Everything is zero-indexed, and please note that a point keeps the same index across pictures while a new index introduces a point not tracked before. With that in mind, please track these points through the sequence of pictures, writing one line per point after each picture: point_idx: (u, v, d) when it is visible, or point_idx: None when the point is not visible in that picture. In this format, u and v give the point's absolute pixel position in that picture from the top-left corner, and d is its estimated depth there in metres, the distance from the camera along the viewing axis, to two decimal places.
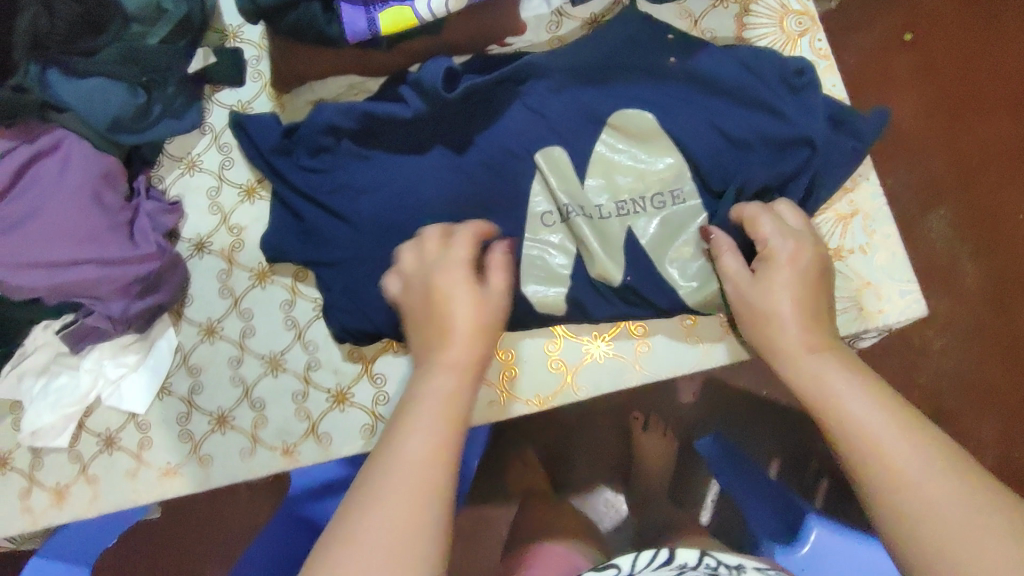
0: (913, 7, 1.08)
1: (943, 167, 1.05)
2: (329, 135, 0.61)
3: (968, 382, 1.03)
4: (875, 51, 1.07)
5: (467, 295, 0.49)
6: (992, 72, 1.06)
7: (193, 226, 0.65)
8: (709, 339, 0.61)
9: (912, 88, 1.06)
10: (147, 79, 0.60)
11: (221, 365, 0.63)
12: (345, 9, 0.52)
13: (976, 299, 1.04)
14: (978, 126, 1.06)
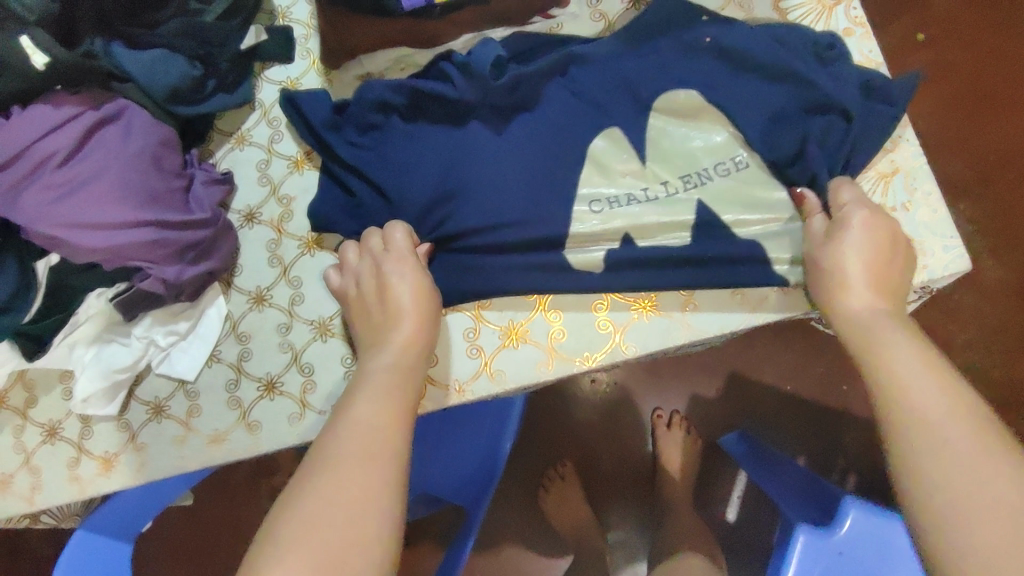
0: (926, 8, 1.09)
1: (960, 164, 1.07)
2: (378, 111, 0.62)
3: (990, 379, 1.03)
4: (889, 53, 1.09)
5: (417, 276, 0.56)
6: (1006, 69, 1.08)
7: (243, 198, 0.67)
8: (755, 299, 0.61)
9: (928, 87, 1.08)
10: (203, 53, 0.64)
11: (270, 332, 0.64)
12: None
13: (997, 294, 1.04)
14: (995, 123, 1.07)
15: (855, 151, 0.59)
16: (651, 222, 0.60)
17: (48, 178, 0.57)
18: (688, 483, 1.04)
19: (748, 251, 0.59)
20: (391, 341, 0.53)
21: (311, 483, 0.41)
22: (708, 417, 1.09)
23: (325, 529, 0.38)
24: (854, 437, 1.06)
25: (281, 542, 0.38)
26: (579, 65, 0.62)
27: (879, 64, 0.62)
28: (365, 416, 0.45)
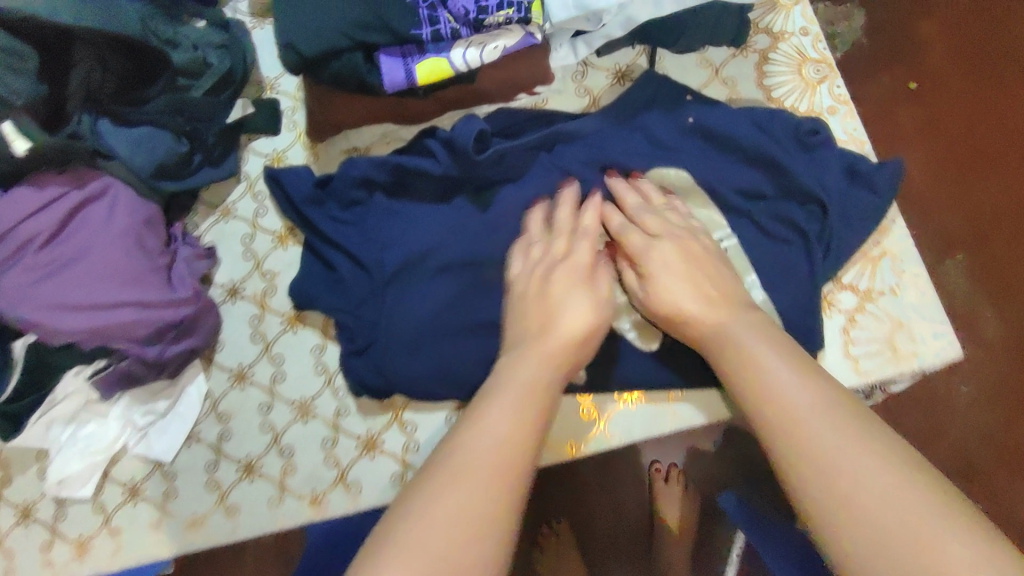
0: (917, 60, 1.10)
1: (954, 217, 1.06)
2: (361, 188, 0.62)
3: (992, 436, 1.01)
4: (881, 102, 1.09)
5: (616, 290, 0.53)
6: (994, 123, 1.08)
7: (227, 272, 0.66)
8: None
9: (920, 138, 1.08)
10: (190, 128, 0.63)
11: (251, 412, 0.63)
12: (385, 60, 0.56)
13: (997, 348, 1.03)
14: (987, 176, 1.07)
15: (844, 231, 0.58)
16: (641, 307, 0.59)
17: (31, 259, 0.56)
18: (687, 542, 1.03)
19: None
20: (538, 349, 0.47)
21: (439, 495, 0.37)
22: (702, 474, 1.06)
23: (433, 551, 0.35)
24: None
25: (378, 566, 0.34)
26: (567, 141, 0.61)
27: (864, 141, 0.62)
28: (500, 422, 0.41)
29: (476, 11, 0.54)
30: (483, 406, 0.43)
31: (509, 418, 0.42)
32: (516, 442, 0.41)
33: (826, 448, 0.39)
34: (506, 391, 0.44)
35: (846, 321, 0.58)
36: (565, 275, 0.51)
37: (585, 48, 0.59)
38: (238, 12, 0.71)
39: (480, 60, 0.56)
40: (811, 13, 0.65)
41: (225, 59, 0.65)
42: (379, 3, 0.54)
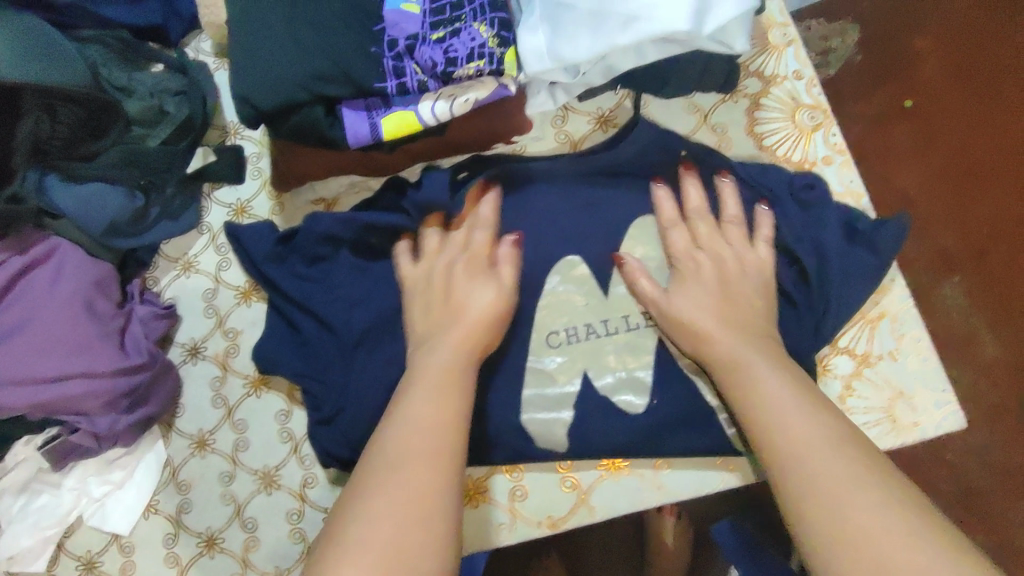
0: (914, 74, 1.04)
1: (952, 237, 1.01)
2: (327, 244, 0.59)
3: (995, 464, 0.96)
4: (873, 121, 1.05)
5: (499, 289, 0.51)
6: (996, 139, 1.02)
7: (188, 330, 0.63)
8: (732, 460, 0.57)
9: (915, 157, 1.03)
10: (146, 181, 0.60)
11: (212, 482, 0.59)
12: (348, 115, 0.52)
13: (998, 371, 0.97)
14: (988, 194, 1.01)
15: (844, 291, 0.54)
16: (628, 375, 0.55)
17: None
18: None
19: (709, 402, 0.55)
20: (445, 335, 0.48)
21: (367, 500, 0.38)
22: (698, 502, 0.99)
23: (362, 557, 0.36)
24: None
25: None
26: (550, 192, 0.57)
27: (862, 194, 0.58)
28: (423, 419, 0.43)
29: (445, 63, 0.50)
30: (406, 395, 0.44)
31: (434, 411, 0.43)
32: (432, 432, 0.42)
33: (827, 479, 0.39)
34: (420, 384, 0.45)
35: (843, 389, 0.55)
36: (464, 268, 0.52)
37: (564, 94, 0.55)
38: (201, 52, 0.69)
39: (450, 113, 0.53)
40: (805, 55, 0.61)
41: (182, 107, 0.62)
42: (341, 56, 0.51)
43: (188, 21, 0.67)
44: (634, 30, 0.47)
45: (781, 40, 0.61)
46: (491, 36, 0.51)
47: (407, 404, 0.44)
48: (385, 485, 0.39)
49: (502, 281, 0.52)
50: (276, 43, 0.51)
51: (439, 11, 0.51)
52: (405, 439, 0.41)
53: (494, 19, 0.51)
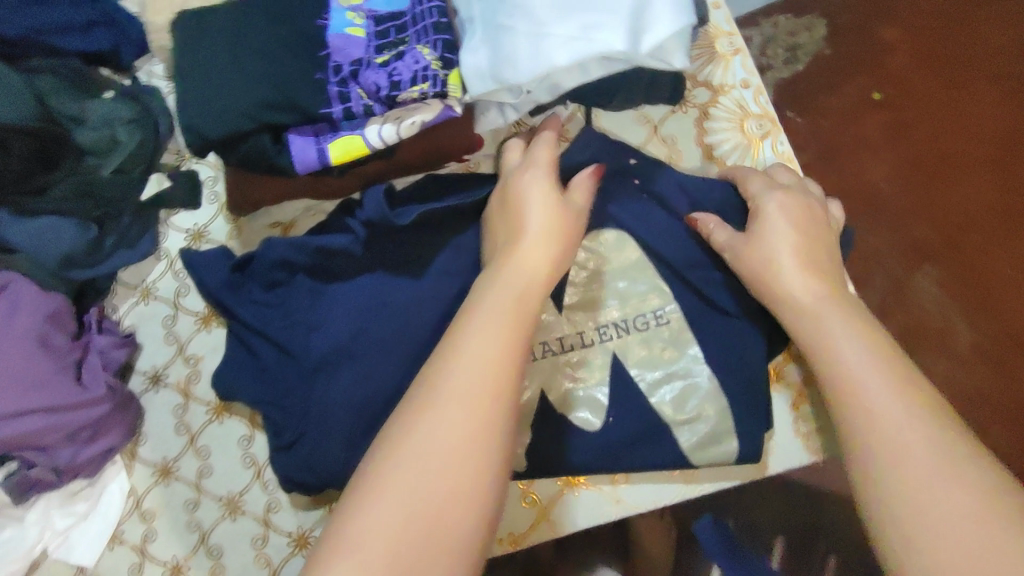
0: (882, 67, 1.02)
1: (925, 228, 0.99)
2: (282, 270, 0.59)
3: None
4: (846, 113, 1.02)
5: (547, 199, 0.51)
6: (962, 130, 1.01)
7: (148, 358, 0.63)
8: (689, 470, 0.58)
9: (886, 149, 1.01)
10: (100, 212, 0.60)
11: (177, 510, 0.60)
12: (295, 141, 0.52)
13: (972, 360, 0.97)
14: (957, 183, 1.00)
15: None
16: (586, 386, 0.56)
17: None
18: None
19: (663, 417, 0.56)
20: (515, 249, 0.49)
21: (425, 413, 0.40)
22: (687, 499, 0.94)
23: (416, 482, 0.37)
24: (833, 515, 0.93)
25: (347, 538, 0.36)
26: None
27: None
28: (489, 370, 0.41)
29: (389, 87, 0.51)
30: (482, 303, 0.46)
31: (497, 334, 0.43)
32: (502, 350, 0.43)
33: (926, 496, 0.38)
34: (494, 299, 0.46)
35: (795, 396, 0.59)
36: (524, 171, 0.53)
37: (514, 110, 0.55)
38: (154, 76, 0.67)
39: (398, 136, 0.53)
40: (751, 65, 0.63)
41: (135, 134, 0.61)
42: (286, 84, 0.51)
43: (139, 45, 0.66)
44: (571, 50, 0.48)
45: (727, 49, 0.62)
46: (434, 59, 0.51)
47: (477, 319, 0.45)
48: (446, 403, 0.40)
49: (568, 202, 0.52)
50: (221, 73, 0.51)
51: (383, 36, 0.53)
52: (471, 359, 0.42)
53: (438, 41, 0.51)
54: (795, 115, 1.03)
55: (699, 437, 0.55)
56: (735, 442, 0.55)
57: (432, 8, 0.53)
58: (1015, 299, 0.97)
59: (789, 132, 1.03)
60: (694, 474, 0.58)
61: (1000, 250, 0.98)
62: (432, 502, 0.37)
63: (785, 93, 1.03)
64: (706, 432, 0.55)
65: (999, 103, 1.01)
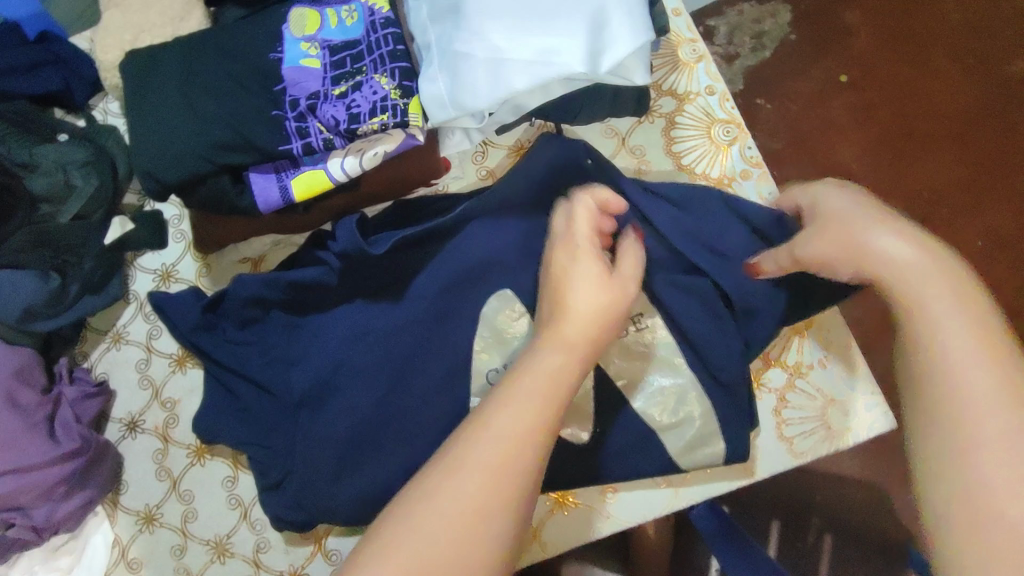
0: (848, 48, 1.01)
1: (898, 204, 0.98)
2: (255, 307, 0.58)
3: None
4: (814, 97, 1.00)
5: (594, 273, 0.45)
6: (928, 104, 1.00)
7: (124, 405, 0.62)
8: (678, 480, 0.58)
9: (856, 130, 1.00)
10: (60, 260, 0.58)
11: (165, 556, 0.59)
12: (257, 180, 0.52)
13: None
14: (926, 158, 0.99)
15: (770, 298, 0.55)
16: (575, 406, 0.55)
17: None
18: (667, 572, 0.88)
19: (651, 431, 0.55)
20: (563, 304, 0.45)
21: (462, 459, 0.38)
22: None
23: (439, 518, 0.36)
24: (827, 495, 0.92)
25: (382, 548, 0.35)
26: (482, 217, 0.57)
27: None
28: (534, 418, 0.39)
29: (347, 120, 0.50)
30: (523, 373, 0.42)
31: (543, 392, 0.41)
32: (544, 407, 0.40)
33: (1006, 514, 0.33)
34: (529, 378, 0.41)
35: (778, 400, 0.58)
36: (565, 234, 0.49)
37: (478, 133, 0.55)
38: (108, 113, 0.66)
39: (361, 167, 0.52)
40: (715, 70, 0.62)
41: (90, 178, 0.60)
42: (241, 123, 0.50)
43: (92, 83, 0.64)
44: (530, 74, 0.47)
45: (690, 56, 0.62)
46: (393, 88, 0.50)
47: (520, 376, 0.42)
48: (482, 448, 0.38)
49: (617, 274, 0.46)
50: (174, 116, 0.50)
51: (339, 66, 0.52)
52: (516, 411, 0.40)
53: (395, 69, 0.50)
54: (762, 101, 1.01)
55: (687, 451, 0.55)
56: (721, 443, 0.54)
57: (388, 35, 0.52)
58: (985, 270, 0.98)
59: (757, 120, 1.01)
60: (683, 483, 0.58)
61: (969, 220, 0.98)
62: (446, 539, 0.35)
63: (751, 79, 1.01)
64: (696, 442, 0.55)
65: (959, 78, 1.00)
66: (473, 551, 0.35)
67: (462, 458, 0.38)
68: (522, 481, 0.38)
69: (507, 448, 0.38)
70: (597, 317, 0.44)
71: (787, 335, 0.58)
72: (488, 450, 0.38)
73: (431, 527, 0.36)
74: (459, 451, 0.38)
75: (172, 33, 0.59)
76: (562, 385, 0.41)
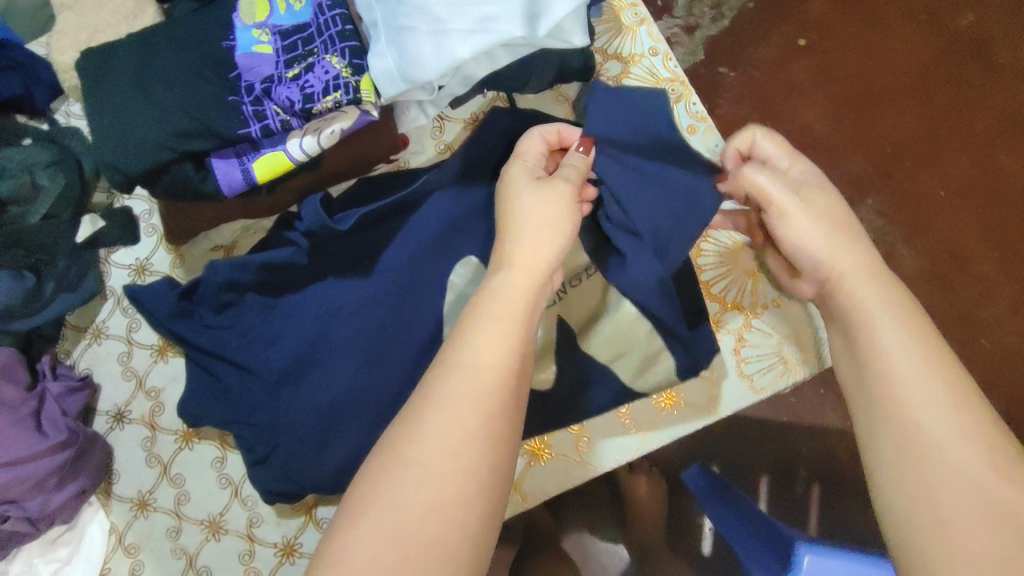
0: (800, 8, 0.89)
1: (863, 162, 0.88)
2: (230, 291, 0.59)
3: None
4: (774, 64, 0.89)
5: (545, 211, 0.48)
6: (885, 56, 0.89)
7: (109, 397, 0.63)
8: (645, 424, 0.61)
9: (815, 91, 0.89)
10: (33, 260, 0.60)
11: (160, 538, 0.61)
12: (219, 165, 0.54)
13: (919, 283, 0.88)
14: (885, 117, 0.89)
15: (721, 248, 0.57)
16: (537, 354, 0.58)
17: None
18: (661, 526, 0.89)
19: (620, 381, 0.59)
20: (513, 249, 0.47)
21: (438, 409, 0.39)
22: (669, 451, 0.93)
23: (424, 474, 0.37)
24: (812, 445, 0.92)
25: (367, 510, 0.37)
26: (442, 188, 0.59)
27: None
28: (486, 353, 0.42)
29: (302, 100, 0.51)
30: (477, 322, 0.44)
31: (502, 334, 0.43)
32: (506, 353, 0.42)
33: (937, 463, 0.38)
34: (487, 318, 0.44)
35: (737, 340, 0.61)
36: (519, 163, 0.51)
37: (433, 107, 0.58)
38: (72, 115, 0.67)
39: (320, 146, 0.54)
40: (656, 32, 0.66)
41: (57, 176, 0.62)
42: (200, 111, 0.52)
43: (51, 87, 0.65)
44: (472, 42, 0.49)
45: (632, 19, 0.65)
46: (344, 67, 0.51)
47: (482, 324, 0.43)
48: (456, 396, 0.40)
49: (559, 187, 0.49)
50: (132, 108, 0.52)
51: (291, 49, 0.53)
52: (478, 355, 0.42)
53: (345, 48, 0.52)
54: (725, 69, 0.89)
55: (636, 373, 0.59)
56: (670, 359, 0.57)
57: (335, 16, 0.53)
58: (946, 223, 0.88)
59: (718, 88, 0.89)
60: (651, 422, 0.61)
61: (932, 170, 0.89)
62: (427, 494, 0.37)
63: (712, 49, 0.89)
64: (660, 384, 0.58)
65: (913, 35, 0.89)
66: (453, 498, 0.37)
67: (429, 408, 0.40)
68: (484, 415, 0.40)
69: (465, 389, 0.40)
70: (550, 255, 0.47)
71: (743, 279, 0.62)
72: (447, 395, 0.40)
73: (402, 481, 0.37)
74: (419, 408, 0.40)
75: (126, 32, 0.60)
76: (516, 321, 0.44)
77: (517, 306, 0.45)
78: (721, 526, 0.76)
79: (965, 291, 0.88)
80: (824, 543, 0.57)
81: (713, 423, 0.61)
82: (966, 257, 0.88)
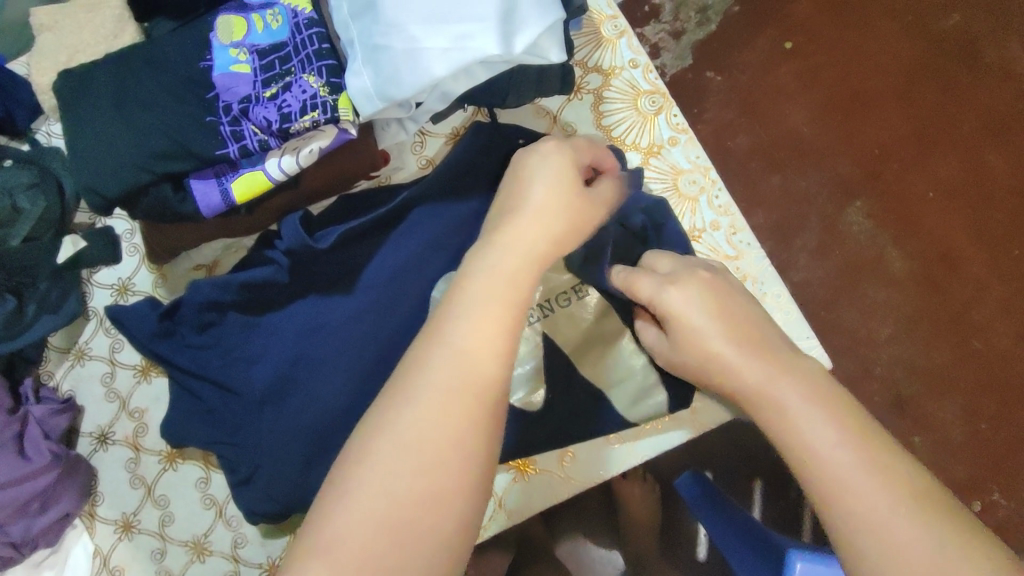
0: (787, 11, 0.89)
1: (852, 165, 0.89)
2: (212, 310, 0.58)
3: (926, 369, 0.87)
4: (761, 70, 0.89)
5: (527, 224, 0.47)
6: (873, 59, 0.89)
7: (91, 419, 0.63)
8: (630, 437, 0.61)
9: (802, 95, 0.89)
10: (15, 283, 0.60)
11: (145, 560, 0.61)
12: (198, 185, 0.54)
13: (910, 286, 0.88)
14: (874, 119, 0.89)
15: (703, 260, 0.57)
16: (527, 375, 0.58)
17: None
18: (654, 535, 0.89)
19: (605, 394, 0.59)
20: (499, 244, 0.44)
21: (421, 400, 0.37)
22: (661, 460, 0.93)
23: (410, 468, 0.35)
24: None
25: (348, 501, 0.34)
26: (423, 203, 0.59)
27: (709, 166, 0.65)
28: (475, 344, 0.39)
29: (280, 121, 0.51)
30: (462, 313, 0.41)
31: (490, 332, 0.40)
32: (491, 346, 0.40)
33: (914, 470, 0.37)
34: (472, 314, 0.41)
35: None
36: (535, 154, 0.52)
37: (413, 123, 0.57)
38: (52, 135, 0.67)
39: (298, 165, 0.55)
40: (636, 44, 0.66)
41: (36, 200, 0.61)
42: (177, 131, 0.52)
43: (31, 106, 0.65)
44: (448, 60, 0.49)
45: (612, 32, 0.65)
46: (321, 86, 0.51)
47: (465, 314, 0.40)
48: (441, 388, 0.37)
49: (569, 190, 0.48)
50: (110, 129, 0.51)
51: (268, 69, 0.53)
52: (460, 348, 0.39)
53: (322, 66, 0.52)
54: (711, 74, 0.89)
55: (620, 386, 0.59)
56: (663, 394, 0.58)
57: (312, 35, 0.53)
58: (936, 223, 0.88)
59: (703, 94, 0.89)
60: (635, 439, 0.61)
61: (922, 171, 0.89)
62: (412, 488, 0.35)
63: (699, 54, 0.89)
64: (646, 402, 0.58)
65: (898, 38, 0.89)
66: (441, 495, 0.35)
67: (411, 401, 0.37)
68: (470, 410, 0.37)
69: (460, 374, 0.38)
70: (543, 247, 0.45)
71: None
72: (438, 382, 0.37)
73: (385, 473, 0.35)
74: (399, 402, 0.37)
75: (104, 50, 0.60)
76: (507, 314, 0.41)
77: (514, 295, 0.41)
78: (715, 535, 0.76)
79: (957, 292, 0.88)
80: (812, 551, 0.57)
81: (699, 433, 0.61)
82: (956, 258, 0.88)
